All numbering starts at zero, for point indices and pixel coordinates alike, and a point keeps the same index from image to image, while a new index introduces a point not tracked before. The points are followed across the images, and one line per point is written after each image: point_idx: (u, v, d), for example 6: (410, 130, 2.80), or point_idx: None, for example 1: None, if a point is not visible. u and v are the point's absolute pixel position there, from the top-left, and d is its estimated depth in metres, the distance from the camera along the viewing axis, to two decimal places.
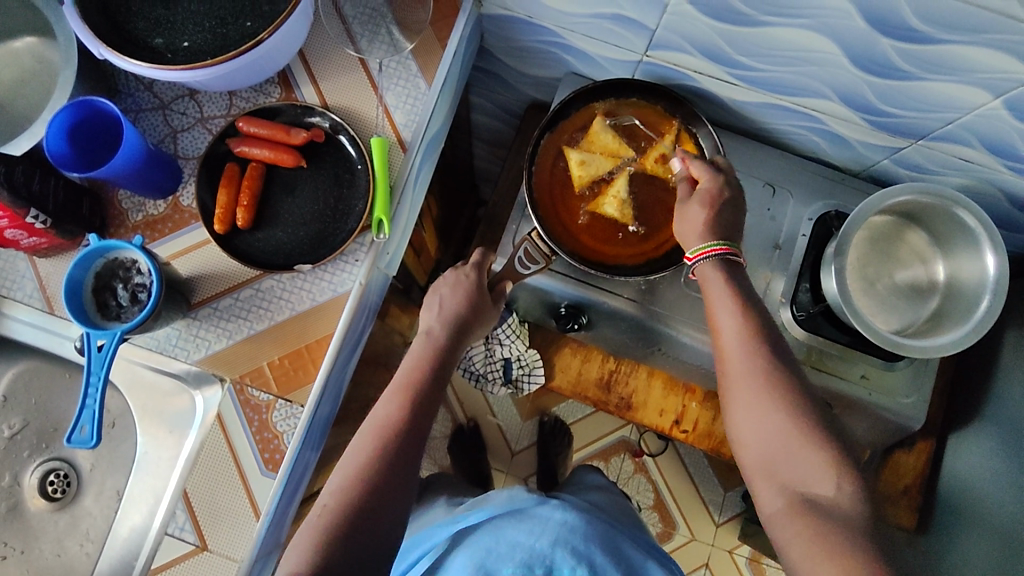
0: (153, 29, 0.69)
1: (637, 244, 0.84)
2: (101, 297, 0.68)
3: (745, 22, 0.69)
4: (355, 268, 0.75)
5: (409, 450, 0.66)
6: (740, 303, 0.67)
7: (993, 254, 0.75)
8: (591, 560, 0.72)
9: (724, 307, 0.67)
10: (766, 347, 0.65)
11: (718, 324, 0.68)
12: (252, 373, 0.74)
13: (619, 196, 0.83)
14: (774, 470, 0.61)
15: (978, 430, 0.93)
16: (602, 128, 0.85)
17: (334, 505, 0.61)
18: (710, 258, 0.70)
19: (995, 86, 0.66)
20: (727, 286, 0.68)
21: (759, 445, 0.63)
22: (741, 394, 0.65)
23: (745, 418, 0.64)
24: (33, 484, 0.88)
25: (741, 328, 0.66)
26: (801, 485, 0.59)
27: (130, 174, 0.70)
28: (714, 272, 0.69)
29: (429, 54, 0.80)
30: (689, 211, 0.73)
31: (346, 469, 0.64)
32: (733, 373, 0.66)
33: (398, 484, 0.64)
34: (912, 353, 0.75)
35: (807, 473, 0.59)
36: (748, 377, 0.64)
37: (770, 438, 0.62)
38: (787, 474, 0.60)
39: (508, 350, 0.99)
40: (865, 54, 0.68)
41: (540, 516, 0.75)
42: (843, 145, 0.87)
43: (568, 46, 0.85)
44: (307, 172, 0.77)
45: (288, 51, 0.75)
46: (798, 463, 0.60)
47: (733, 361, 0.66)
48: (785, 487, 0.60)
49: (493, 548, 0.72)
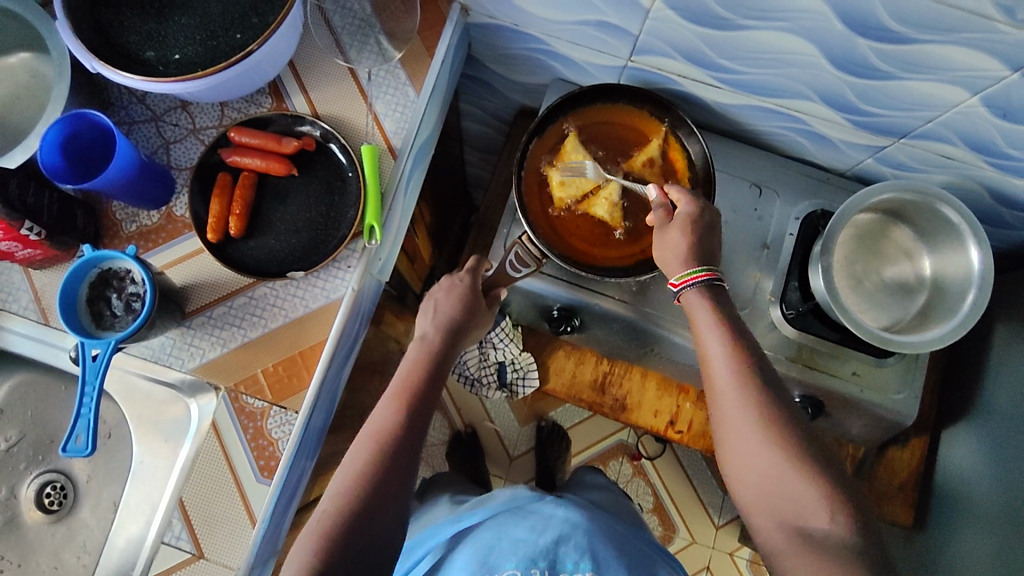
0: (145, 42, 0.70)
1: (626, 247, 0.85)
2: (95, 307, 0.69)
3: (726, 27, 0.70)
4: (347, 274, 0.76)
5: (406, 451, 0.67)
6: (727, 336, 0.68)
7: (977, 248, 0.76)
8: (595, 554, 0.71)
9: (712, 340, 0.69)
10: (755, 376, 0.66)
11: (707, 354, 0.69)
12: (246, 381, 0.74)
13: (610, 199, 0.84)
14: (770, 503, 0.61)
15: (969, 424, 0.94)
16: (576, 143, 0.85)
17: (333, 509, 0.62)
18: (695, 284, 0.71)
19: (972, 84, 0.67)
20: (713, 316, 0.70)
21: (756, 479, 0.62)
22: (733, 426, 0.65)
23: (739, 451, 0.64)
24: (29, 497, 0.88)
25: (730, 359, 0.67)
26: (798, 518, 0.59)
27: (123, 185, 0.71)
28: (700, 302, 0.71)
29: (417, 62, 0.82)
30: (668, 234, 0.74)
31: (344, 473, 0.65)
32: (724, 405, 0.66)
33: (394, 483, 0.64)
34: (902, 348, 0.75)
35: (801, 504, 0.59)
36: (739, 408, 0.65)
37: (764, 470, 0.62)
38: (783, 508, 0.60)
39: (502, 354, 1.00)
40: (844, 55, 0.69)
41: (541, 513, 0.76)
42: (827, 145, 0.88)
43: (554, 53, 0.86)
44: (299, 181, 0.78)
45: (277, 62, 0.76)
46: (794, 496, 0.59)
47: (723, 392, 0.66)
48: (783, 521, 0.60)
49: (495, 544, 0.73)
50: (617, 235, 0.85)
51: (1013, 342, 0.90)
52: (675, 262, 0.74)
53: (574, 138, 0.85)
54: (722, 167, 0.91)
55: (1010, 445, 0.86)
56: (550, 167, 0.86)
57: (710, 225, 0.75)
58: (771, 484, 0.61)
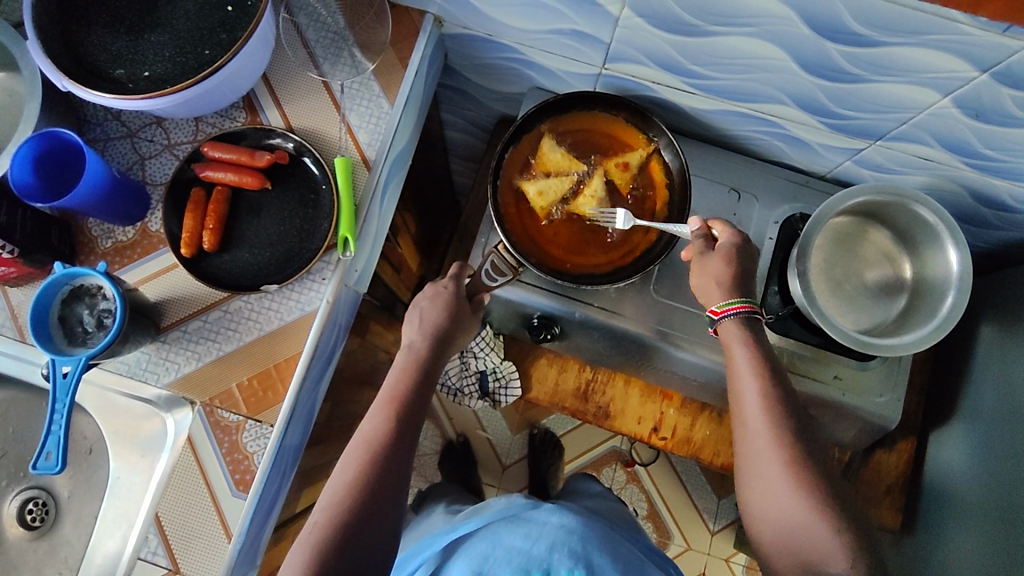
0: (115, 60, 0.70)
1: (605, 252, 0.85)
2: (67, 324, 0.69)
3: (695, 33, 0.70)
4: (322, 286, 0.76)
5: (398, 462, 0.66)
6: (762, 371, 0.68)
7: (955, 249, 0.76)
8: (590, 562, 0.69)
9: (747, 374, 0.68)
10: (787, 417, 0.66)
11: (740, 388, 0.69)
12: (221, 395, 0.74)
13: (589, 205, 0.84)
14: (788, 544, 0.61)
15: (956, 426, 0.93)
16: (551, 147, 0.85)
17: (326, 521, 0.61)
18: (735, 315, 0.70)
19: (943, 85, 0.67)
20: (752, 351, 0.69)
21: (772, 516, 0.63)
22: (756, 464, 0.65)
23: (761, 487, 0.64)
24: (11, 513, 0.88)
25: (762, 397, 0.67)
26: (817, 561, 0.59)
27: (96, 203, 0.71)
28: (738, 335, 0.70)
29: (391, 74, 0.82)
30: (710, 261, 0.72)
31: (335, 484, 0.64)
32: (750, 441, 0.66)
33: (385, 493, 0.64)
34: (882, 352, 0.75)
35: (819, 549, 0.59)
36: (767, 447, 0.64)
37: (785, 511, 0.62)
38: (802, 550, 0.60)
39: (482, 363, 1.01)
40: (814, 59, 0.69)
41: (537, 520, 0.74)
42: (805, 149, 0.87)
43: (528, 61, 0.86)
44: (272, 194, 0.78)
45: (249, 77, 0.77)
46: (813, 541, 0.60)
47: (752, 429, 0.66)
48: (802, 563, 0.60)
49: (490, 553, 0.71)
50: (595, 242, 0.85)
51: (997, 343, 0.88)
52: (713, 290, 0.72)
53: (552, 152, 0.85)
54: (699, 172, 0.90)
55: (997, 448, 0.85)
56: (524, 181, 0.86)
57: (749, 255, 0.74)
58: (791, 525, 0.61)
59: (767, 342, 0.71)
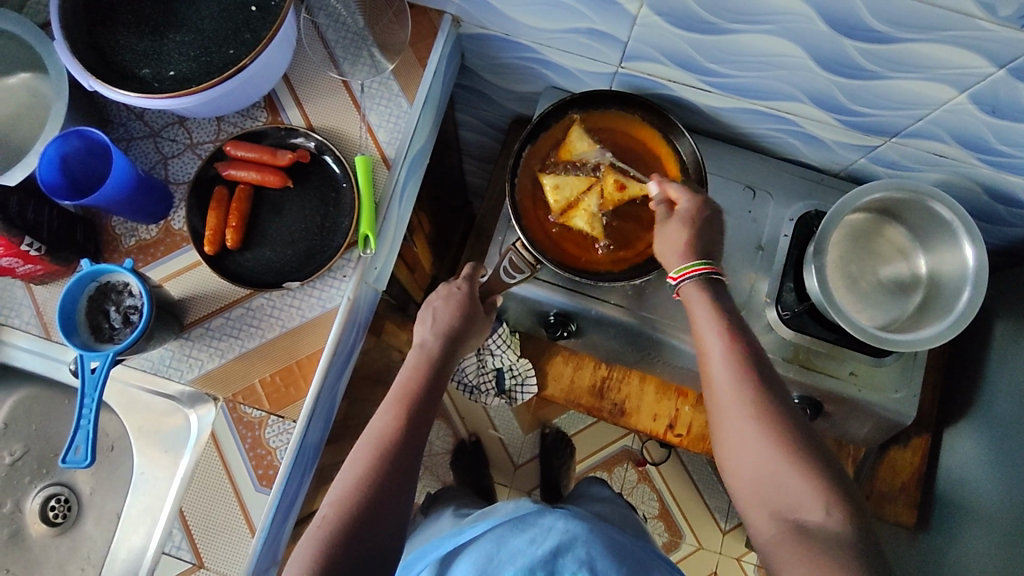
0: (141, 60, 0.72)
1: (612, 254, 0.86)
2: (94, 320, 0.70)
3: (712, 31, 0.71)
4: (343, 283, 0.77)
5: (408, 458, 0.66)
6: (724, 325, 0.65)
7: (971, 245, 0.76)
8: (594, 565, 0.68)
9: (709, 329, 0.66)
10: (748, 359, 0.63)
11: (704, 347, 0.66)
12: (244, 391, 0.75)
13: (589, 211, 0.84)
14: (769, 506, 0.58)
15: (970, 423, 0.93)
16: (578, 138, 0.86)
17: (334, 515, 0.61)
18: (694, 277, 0.69)
19: (959, 81, 0.67)
20: (710, 306, 0.67)
21: (750, 477, 0.59)
22: (729, 422, 0.62)
23: (735, 446, 0.61)
24: (34, 510, 0.89)
25: (726, 351, 0.64)
26: (795, 516, 0.56)
27: (121, 201, 0.72)
28: (696, 291, 0.68)
29: (409, 73, 0.83)
30: (669, 227, 0.73)
31: (344, 479, 0.64)
32: (720, 398, 0.63)
33: (395, 488, 0.64)
34: (899, 347, 0.75)
35: (800, 502, 0.56)
36: (736, 405, 0.61)
37: (759, 467, 0.59)
38: (773, 498, 0.58)
39: (499, 360, 1.01)
40: (830, 56, 0.70)
41: (541, 524, 0.74)
42: (820, 146, 0.88)
43: (545, 60, 0.87)
44: (294, 192, 0.79)
45: (271, 76, 0.78)
46: (784, 486, 0.57)
47: (718, 386, 0.63)
48: (778, 514, 0.57)
49: (494, 555, 0.72)
50: (603, 243, 0.86)
51: (1014, 339, 0.89)
52: (673, 256, 0.71)
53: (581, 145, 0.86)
54: (714, 170, 0.91)
55: (1014, 444, 0.85)
56: (544, 172, 0.86)
57: (710, 219, 0.73)
58: (761, 474, 0.59)
59: (726, 298, 0.69)
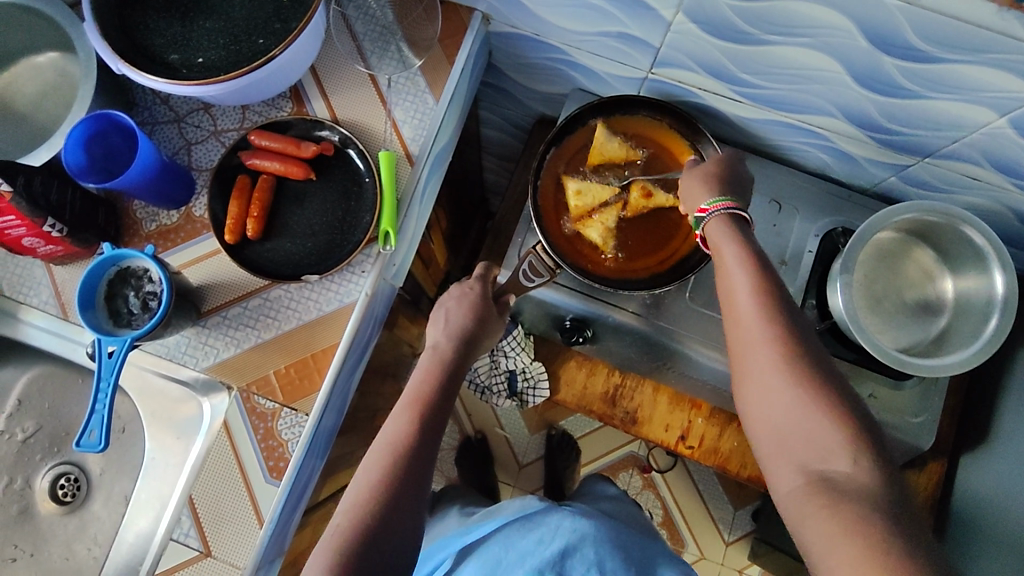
0: (170, 46, 0.71)
1: (626, 264, 0.85)
2: (113, 305, 0.70)
3: (747, 41, 0.70)
4: (361, 279, 0.76)
5: (422, 462, 0.66)
6: (750, 264, 0.64)
7: (1001, 273, 0.75)
8: (603, 566, 0.69)
9: (736, 270, 0.64)
10: (778, 308, 0.62)
11: (730, 290, 0.65)
12: (258, 381, 0.75)
13: (607, 222, 0.84)
14: (791, 452, 0.57)
15: (986, 450, 0.92)
16: (607, 138, 0.85)
17: (348, 523, 0.60)
18: (722, 213, 0.69)
19: (1000, 105, 0.65)
20: (738, 246, 0.66)
21: (774, 424, 0.58)
22: (754, 370, 0.61)
23: (760, 394, 0.60)
24: (43, 488, 0.90)
25: (753, 293, 0.62)
26: (818, 463, 0.55)
27: (144, 185, 0.72)
28: (724, 232, 0.68)
29: (437, 70, 0.82)
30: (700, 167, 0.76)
31: (358, 485, 0.63)
32: (744, 342, 0.62)
33: (411, 494, 0.63)
34: (922, 372, 0.74)
35: (825, 449, 0.55)
36: (762, 350, 0.60)
37: (784, 416, 0.58)
38: (801, 450, 0.56)
39: (513, 362, 1.00)
40: (867, 72, 0.68)
41: (549, 523, 0.73)
42: (850, 162, 0.87)
43: (574, 63, 0.86)
44: (316, 185, 0.78)
45: (299, 67, 0.77)
46: (810, 436, 0.56)
47: (745, 332, 0.62)
48: (802, 463, 0.56)
49: (503, 556, 0.71)
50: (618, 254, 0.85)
51: None
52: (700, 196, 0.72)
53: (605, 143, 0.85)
54: None
55: None
56: (568, 175, 0.86)
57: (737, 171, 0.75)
58: (786, 423, 0.57)
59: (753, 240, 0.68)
